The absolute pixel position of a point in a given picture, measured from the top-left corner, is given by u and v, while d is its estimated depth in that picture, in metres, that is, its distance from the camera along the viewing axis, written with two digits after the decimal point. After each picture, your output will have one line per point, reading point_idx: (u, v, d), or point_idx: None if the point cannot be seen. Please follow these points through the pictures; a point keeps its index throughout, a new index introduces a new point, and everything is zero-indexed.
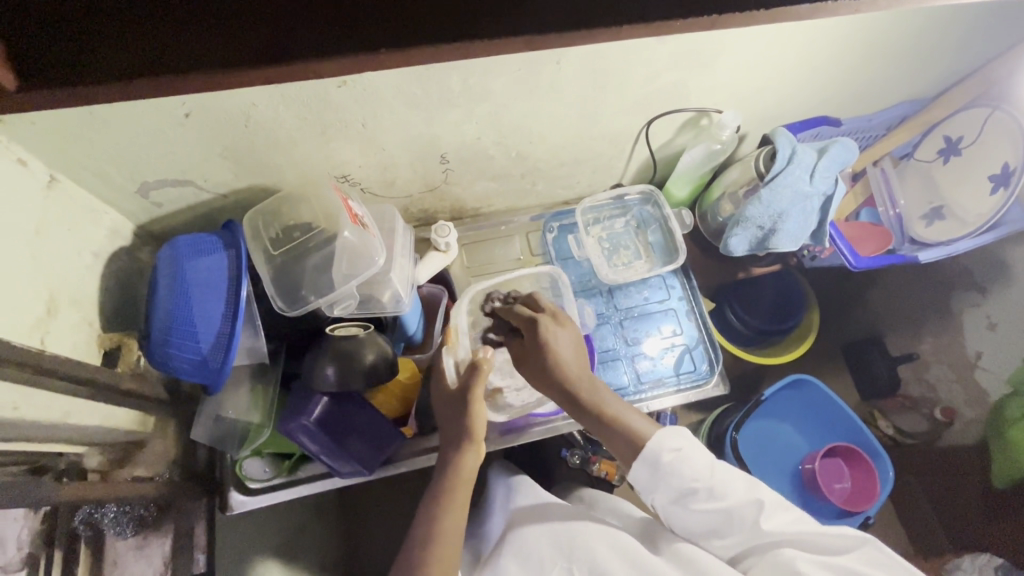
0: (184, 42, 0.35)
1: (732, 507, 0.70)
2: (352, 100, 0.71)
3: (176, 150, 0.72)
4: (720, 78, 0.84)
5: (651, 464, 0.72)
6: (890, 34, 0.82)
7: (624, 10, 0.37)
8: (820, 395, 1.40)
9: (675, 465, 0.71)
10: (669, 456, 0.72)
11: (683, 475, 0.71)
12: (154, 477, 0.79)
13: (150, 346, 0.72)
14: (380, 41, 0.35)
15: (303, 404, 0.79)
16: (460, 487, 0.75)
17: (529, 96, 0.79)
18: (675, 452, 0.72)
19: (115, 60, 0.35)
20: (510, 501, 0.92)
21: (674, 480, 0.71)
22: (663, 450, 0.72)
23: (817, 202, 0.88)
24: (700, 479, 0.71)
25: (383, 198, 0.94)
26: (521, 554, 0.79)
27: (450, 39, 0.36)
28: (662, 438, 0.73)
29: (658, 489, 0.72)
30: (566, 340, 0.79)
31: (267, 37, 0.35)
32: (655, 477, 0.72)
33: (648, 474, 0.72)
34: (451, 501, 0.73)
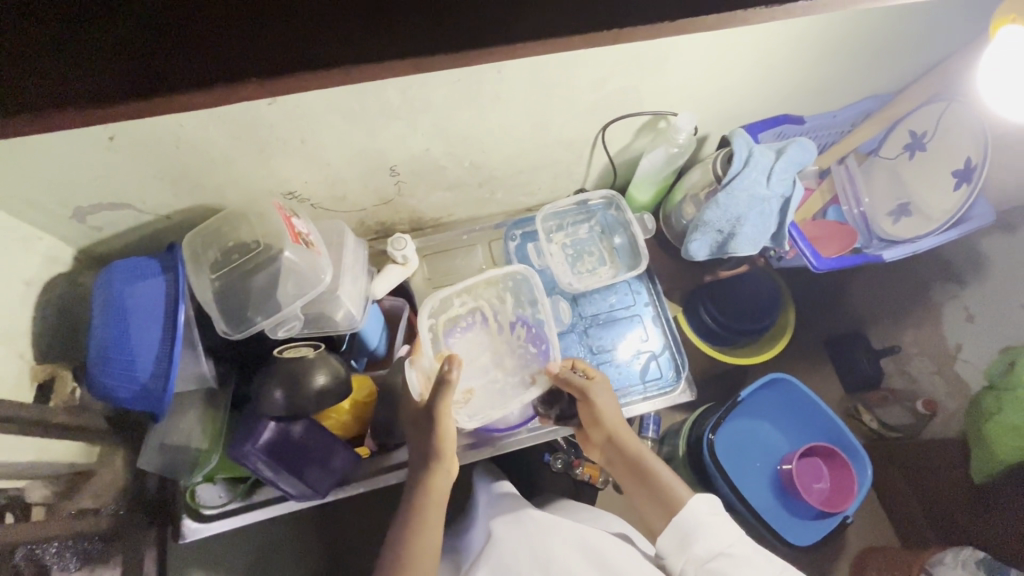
0: (47, 81, 0.33)
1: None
2: (286, 118, 0.69)
3: (107, 174, 0.70)
4: (670, 81, 0.82)
5: (691, 526, 0.71)
6: (842, 31, 0.80)
7: (526, 27, 0.36)
8: (798, 393, 1.38)
9: (711, 526, 0.70)
10: (710, 517, 0.71)
11: (720, 538, 0.69)
12: (99, 510, 0.77)
13: (88, 376, 0.70)
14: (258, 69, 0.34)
15: (249, 429, 0.76)
16: (434, 503, 0.75)
17: (474, 105, 0.77)
18: (715, 514, 0.72)
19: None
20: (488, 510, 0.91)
21: (709, 541, 0.69)
22: (702, 511, 0.72)
23: (775, 205, 0.87)
24: (733, 544, 0.69)
25: (335, 213, 0.92)
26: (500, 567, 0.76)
27: (340, 67, 0.35)
28: (697, 502, 0.73)
29: (687, 553, 0.70)
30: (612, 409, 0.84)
31: (144, 83, 0.34)
32: (690, 540, 0.70)
33: (680, 542, 0.70)
34: (427, 518, 0.74)
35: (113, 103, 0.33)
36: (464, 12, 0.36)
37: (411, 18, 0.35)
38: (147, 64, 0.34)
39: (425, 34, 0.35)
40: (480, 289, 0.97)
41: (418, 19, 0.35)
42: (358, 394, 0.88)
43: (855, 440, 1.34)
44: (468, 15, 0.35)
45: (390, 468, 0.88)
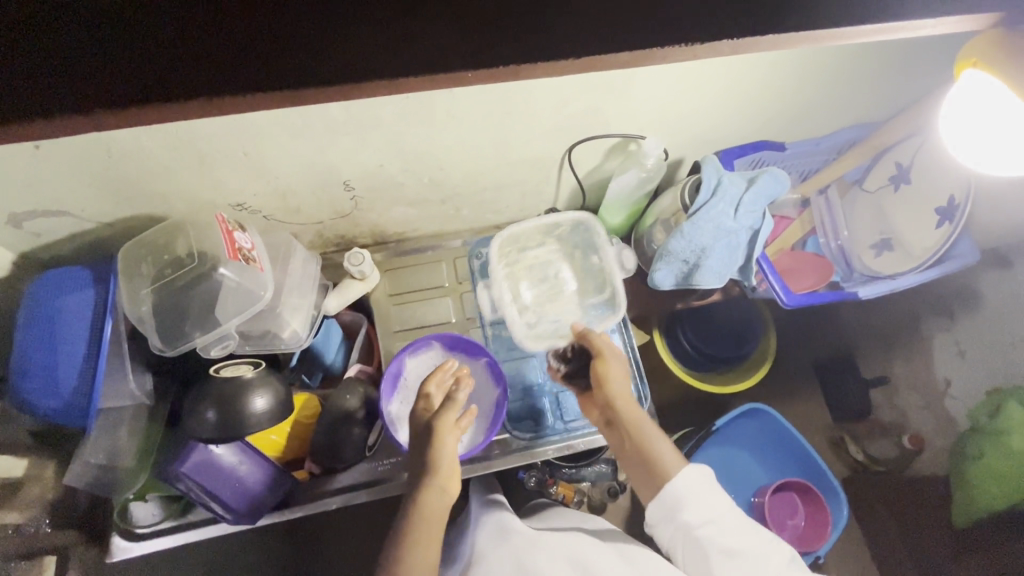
0: None
1: (754, 551, 0.65)
2: (225, 131, 0.67)
3: (39, 181, 0.67)
4: (637, 105, 0.79)
5: (680, 496, 0.68)
6: (817, 59, 0.77)
7: (425, 62, 0.37)
8: (778, 426, 1.33)
9: (699, 496, 0.68)
10: (698, 486, 0.68)
11: (701, 508, 0.67)
12: (19, 527, 0.74)
13: (7, 387, 0.68)
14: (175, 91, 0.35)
15: (181, 452, 0.74)
16: (436, 523, 0.70)
17: (428, 123, 0.74)
18: (705, 483, 0.69)
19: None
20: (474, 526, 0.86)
21: (695, 510, 0.67)
22: (690, 482, 0.69)
23: (743, 237, 0.83)
24: (721, 514, 0.67)
25: (290, 225, 0.89)
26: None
27: (243, 96, 0.36)
28: (688, 478, 0.69)
29: (675, 522, 0.67)
30: (617, 374, 0.79)
31: (29, 105, 0.34)
32: (678, 509, 0.67)
33: (670, 511, 0.68)
34: (425, 537, 0.69)
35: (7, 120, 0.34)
36: (364, 45, 0.37)
37: (312, 45, 0.37)
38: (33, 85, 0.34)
39: (325, 70, 0.36)
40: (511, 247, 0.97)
41: (318, 47, 0.37)
42: (301, 414, 0.86)
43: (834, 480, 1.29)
44: (370, 48, 0.37)
45: (330, 492, 0.87)
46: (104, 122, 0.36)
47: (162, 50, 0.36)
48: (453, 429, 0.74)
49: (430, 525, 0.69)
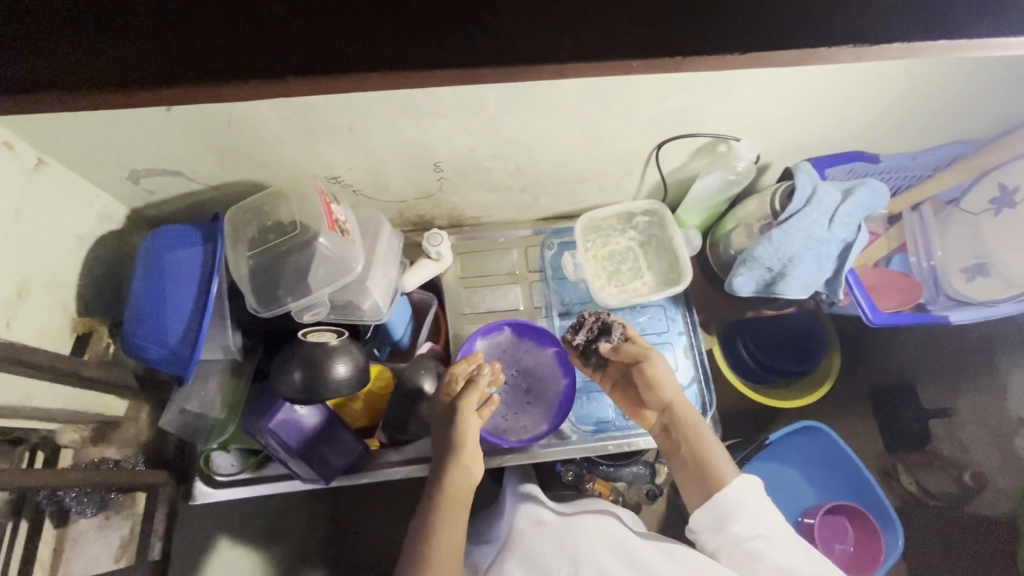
0: None
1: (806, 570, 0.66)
2: (338, 107, 0.69)
3: (161, 141, 0.71)
4: (736, 105, 0.77)
5: (732, 508, 0.71)
6: (934, 69, 0.73)
7: None
8: (830, 445, 1.29)
9: (752, 511, 0.70)
10: (750, 498, 0.71)
11: (752, 523, 0.69)
12: (121, 461, 0.80)
13: (122, 332, 0.73)
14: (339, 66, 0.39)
15: (267, 408, 0.79)
16: (463, 502, 0.73)
17: (526, 112, 0.75)
18: (756, 498, 0.72)
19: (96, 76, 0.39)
20: (515, 502, 0.86)
21: (747, 524, 0.70)
22: (744, 498, 0.71)
23: (835, 249, 0.80)
24: (773, 530, 0.69)
25: (376, 201, 0.92)
26: (524, 562, 0.71)
27: None
28: (742, 488, 0.72)
29: (723, 531, 0.70)
30: (668, 376, 0.80)
31: None
32: (729, 518, 0.70)
33: (722, 518, 0.71)
34: (455, 513, 0.72)
35: None
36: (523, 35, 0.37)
37: None
38: None
39: None
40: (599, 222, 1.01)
41: None
42: (376, 385, 0.89)
43: (890, 510, 1.24)
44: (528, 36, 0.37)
45: (395, 464, 0.89)
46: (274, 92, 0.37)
47: (339, 34, 0.39)
48: (474, 413, 0.78)
49: (456, 504, 0.73)
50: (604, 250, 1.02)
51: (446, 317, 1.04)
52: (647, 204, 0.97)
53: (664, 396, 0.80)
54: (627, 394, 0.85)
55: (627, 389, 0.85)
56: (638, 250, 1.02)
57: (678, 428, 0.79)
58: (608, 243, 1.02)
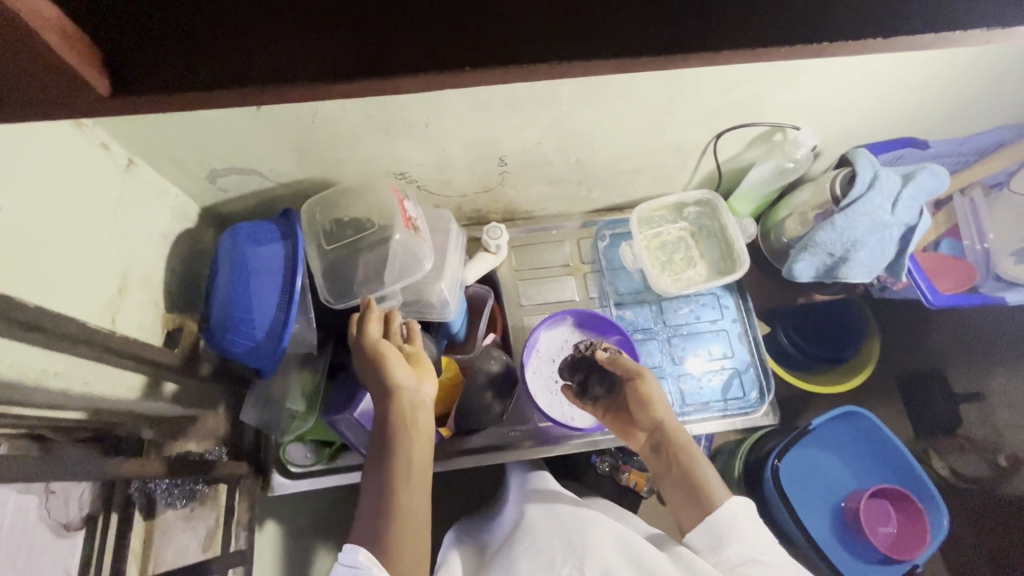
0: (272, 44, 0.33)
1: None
2: (419, 102, 0.70)
3: (245, 140, 0.73)
4: (801, 93, 0.79)
5: (726, 529, 0.67)
6: (993, 55, 0.75)
7: (740, 35, 0.35)
8: (872, 429, 1.27)
9: (748, 533, 0.66)
10: (746, 522, 0.68)
11: (751, 545, 0.65)
12: (204, 454, 0.82)
13: (209, 328, 0.76)
14: (462, 59, 0.34)
15: (348, 398, 0.80)
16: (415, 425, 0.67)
17: (597, 105, 0.76)
18: (752, 521, 0.68)
19: (205, 74, 0.33)
20: (528, 496, 0.85)
21: (744, 546, 0.65)
22: (739, 518, 0.68)
23: (896, 233, 0.83)
24: (768, 554, 0.65)
25: (437, 196, 0.94)
26: (530, 547, 0.70)
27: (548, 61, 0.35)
28: (735, 507, 0.69)
29: (718, 553, 0.66)
30: (662, 395, 0.79)
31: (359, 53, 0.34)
32: (724, 539, 0.66)
33: (716, 538, 0.67)
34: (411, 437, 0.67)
35: (339, 75, 0.34)
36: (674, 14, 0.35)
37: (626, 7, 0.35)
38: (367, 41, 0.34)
39: (633, 40, 0.35)
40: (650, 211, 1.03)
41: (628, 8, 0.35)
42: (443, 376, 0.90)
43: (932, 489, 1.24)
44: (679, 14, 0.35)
45: (464, 452, 0.92)
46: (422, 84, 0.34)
47: None
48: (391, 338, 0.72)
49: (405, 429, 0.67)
50: (656, 239, 1.04)
51: (502, 311, 1.00)
52: (698, 193, 0.99)
53: (659, 414, 0.78)
54: (616, 416, 0.83)
55: (614, 409, 0.83)
56: (690, 239, 1.04)
57: (670, 448, 0.77)
58: (660, 233, 1.04)
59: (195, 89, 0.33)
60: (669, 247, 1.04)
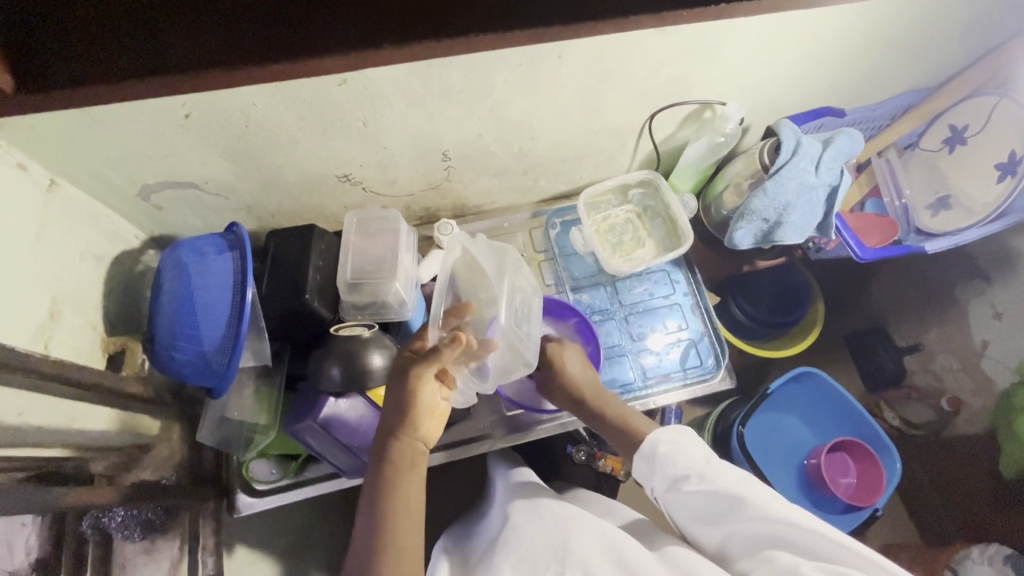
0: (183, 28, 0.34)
1: (728, 491, 0.64)
2: (353, 99, 0.70)
3: (175, 151, 0.71)
4: (723, 70, 0.83)
5: (647, 455, 0.72)
6: (891, 24, 0.81)
7: (641, 4, 0.38)
8: (826, 386, 1.33)
9: (670, 455, 0.70)
10: (664, 445, 0.71)
11: (672, 463, 0.68)
12: (160, 480, 0.79)
13: (155, 349, 0.73)
14: (381, 36, 0.35)
15: (310, 406, 0.79)
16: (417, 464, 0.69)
17: (531, 91, 0.78)
18: (671, 442, 0.70)
19: (122, 65, 0.34)
20: (510, 501, 0.84)
21: (670, 467, 0.69)
22: (659, 441, 0.71)
23: (822, 194, 0.89)
24: (692, 464, 0.67)
25: (384, 197, 0.94)
26: (513, 555, 0.70)
27: (457, 36, 0.36)
28: (660, 432, 0.73)
29: (654, 477, 0.71)
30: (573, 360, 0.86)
31: (273, 36, 0.34)
32: (651, 467, 0.71)
33: (649, 466, 0.72)
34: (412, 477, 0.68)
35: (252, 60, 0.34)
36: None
37: None
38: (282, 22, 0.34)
39: (541, 13, 0.37)
40: (597, 195, 1.06)
41: None
42: None
43: (883, 436, 1.30)
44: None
45: (434, 450, 0.92)
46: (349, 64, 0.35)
47: None
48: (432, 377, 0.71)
49: (411, 468, 0.68)
50: (605, 222, 1.07)
51: None
52: (640, 174, 1.03)
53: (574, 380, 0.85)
54: None
55: None
56: (637, 219, 1.07)
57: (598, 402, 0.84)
58: (608, 216, 1.07)
59: (103, 79, 0.33)
60: (618, 228, 1.07)
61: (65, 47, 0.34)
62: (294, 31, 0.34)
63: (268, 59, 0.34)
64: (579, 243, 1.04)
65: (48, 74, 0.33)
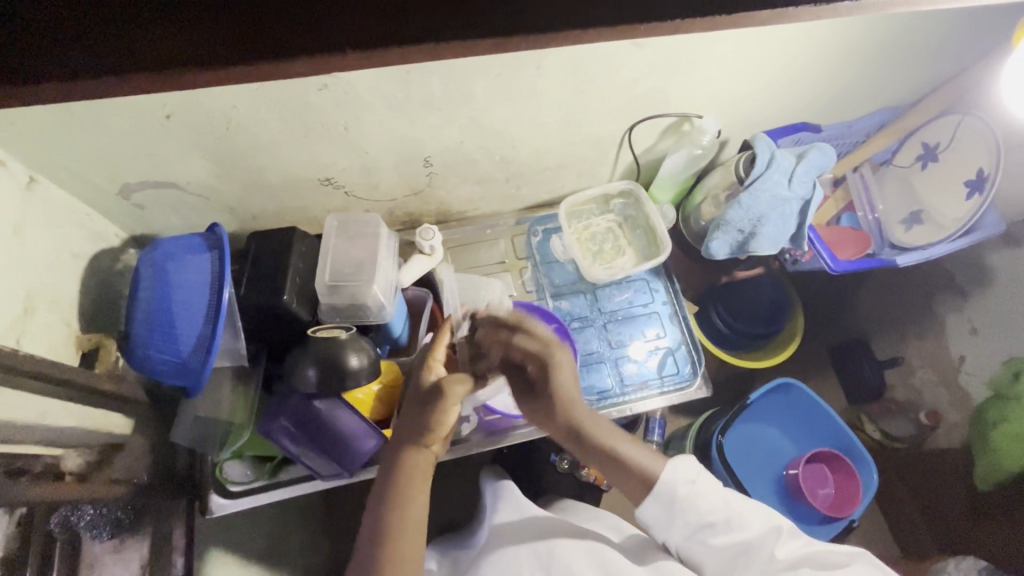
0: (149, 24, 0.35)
1: (752, 539, 0.66)
2: (333, 103, 0.71)
3: (157, 151, 0.72)
4: (699, 84, 0.86)
5: (669, 499, 0.67)
6: (862, 45, 0.84)
7: (604, 16, 0.39)
8: (804, 397, 1.34)
9: (692, 498, 0.67)
10: (684, 488, 0.67)
11: (698, 509, 0.67)
12: (132, 480, 0.78)
13: (131, 347, 0.73)
14: (345, 40, 0.36)
15: (285, 405, 0.80)
16: (427, 475, 0.70)
17: (512, 100, 0.80)
18: (690, 483, 0.68)
19: (91, 61, 0.35)
20: (495, 513, 0.86)
21: (688, 514, 0.67)
22: (678, 483, 0.68)
23: (795, 206, 0.91)
24: (715, 511, 0.67)
25: (367, 201, 0.95)
26: (499, 569, 0.74)
27: (418, 43, 0.37)
28: (675, 473, 0.69)
29: (673, 525, 0.68)
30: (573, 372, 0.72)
31: (238, 37, 0.35)
32: (671, 511, 0.68)
33: (663, 512, 0.68)
34: (420, 487, 0.68)
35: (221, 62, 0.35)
36: None
37: None
38: (250, 27, 0.35)
39: (504, 22, 0.38)
40: (578, 205, 1.08)
41: None
42: (385, 377, 0.90)
43: (861, 447, 1.30)
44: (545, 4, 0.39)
45: None
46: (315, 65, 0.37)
47: None
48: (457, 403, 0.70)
49: (421, 479, 0.68)
50: (586, 230, 1.09)
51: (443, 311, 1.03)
52: (620, 185, 1.05)
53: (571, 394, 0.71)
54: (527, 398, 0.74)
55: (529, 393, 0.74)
56: (617, 229, 1.09)
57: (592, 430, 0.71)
58: (589, 225, 1.09)
59: (69, 78, 0.35)
60: (598, 237, 1.08)
61: None
62: (262, 32, 0.35)
63: (236, 61, 0.36)
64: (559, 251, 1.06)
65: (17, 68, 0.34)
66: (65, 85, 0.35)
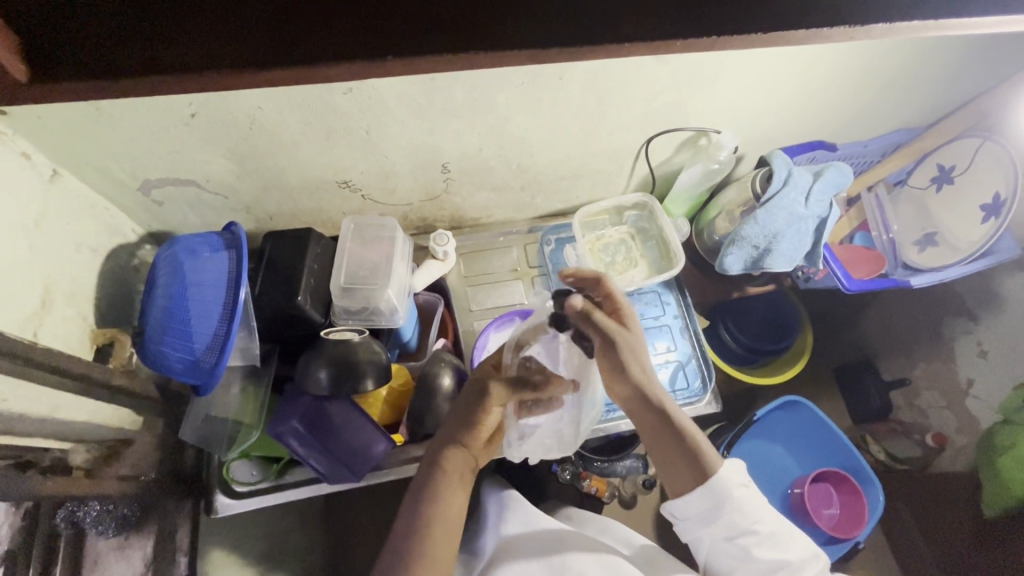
0: (191, 28, 0.35)
1: (791, 559, 0.66)
2: (357, 108, 0.72)
3: (178, 149, 0.72)
4: (719, 101, 0.86)
5: (722, 499, 0.66)
6: (883, 66, 0.85)
7: (639, 31, 0.39)
8: (811, 415, 1.33)
9: (744, 503, 0.67)
10: (737, 491, 0.67)
11: (748, 516, 0.66)
12: (139, 477, 0.78)
13: (144, 344, 0.73)
14: (383, 49, 0.37)
15: (295, 407, 0.80)
16: (466, 478, 0.70)
17: (532, 110, 0.80)
18: (745, 487, 0.68)
19: (135, 59, 0.35)
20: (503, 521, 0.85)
21: (739, 518, 0.66)
22: (734, 485, 0.67)
23: (811, 224, 0.91)
24: (761, 522, 0.67)
25: (383, 205, 0.95)
26: None
27: (453, 54, 0.37)
28: (728, 472, 0.67)
29: (712, 524, 0.67)
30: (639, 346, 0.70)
31: (279, 41, 0.36)
32: (719, 510, 0.67)
33: (711, 506, 0.67)
34: (456, 486, 0.68)
35: (257, 66, 0.36)
36: (576, 19, 0.39)
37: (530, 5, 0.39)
38: (292, 35, 0.36)
39: (541, 37, 0.38)
40: (592, 215, 1.08)
41: (534, 8, 0.39)
42: (394, 382, 0.91)
43: (868, 468, 1.29)
44: (581, 23, 0.39)
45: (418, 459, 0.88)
46: (345, 72, 0.37)
47: None
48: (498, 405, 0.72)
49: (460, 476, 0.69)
50: (599, 241, 1.09)
51: (453, 319, 1.03)
52: (634, 197, 1.05)
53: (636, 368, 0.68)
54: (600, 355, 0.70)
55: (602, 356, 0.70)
56: (630, 240, 1.09)
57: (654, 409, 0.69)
58: (602, 235, 1.09)
59: (107, 77, 0.35)
60: (610, 248, 1.08)
61: (78, 40, 0.35)
62: (303, 39, 0.36)
63: (274, 64, 0.36)
64: (571, 260, 1.05)
65: (61, 65, 0.35)
66: (104, 81, 0.35)
